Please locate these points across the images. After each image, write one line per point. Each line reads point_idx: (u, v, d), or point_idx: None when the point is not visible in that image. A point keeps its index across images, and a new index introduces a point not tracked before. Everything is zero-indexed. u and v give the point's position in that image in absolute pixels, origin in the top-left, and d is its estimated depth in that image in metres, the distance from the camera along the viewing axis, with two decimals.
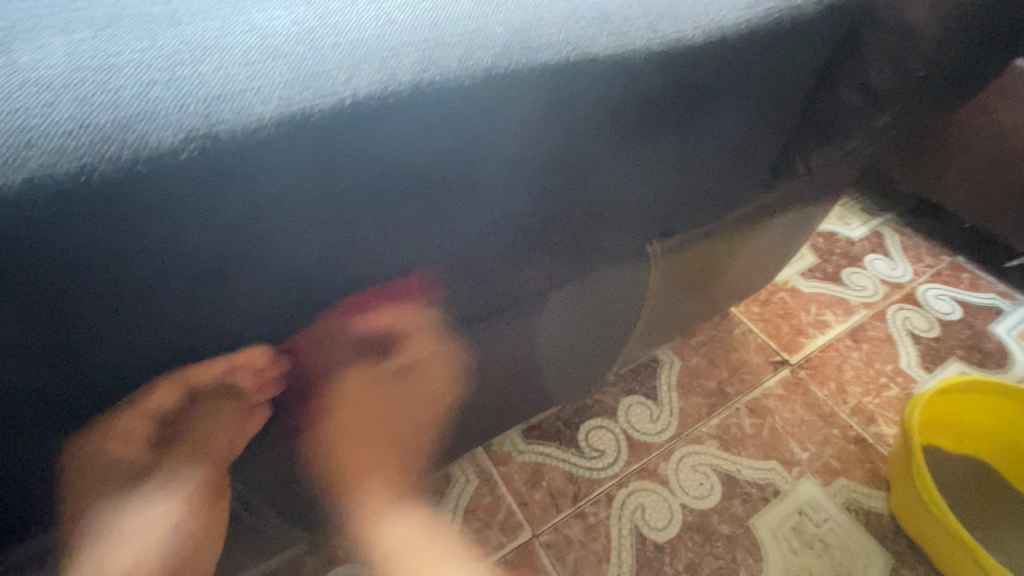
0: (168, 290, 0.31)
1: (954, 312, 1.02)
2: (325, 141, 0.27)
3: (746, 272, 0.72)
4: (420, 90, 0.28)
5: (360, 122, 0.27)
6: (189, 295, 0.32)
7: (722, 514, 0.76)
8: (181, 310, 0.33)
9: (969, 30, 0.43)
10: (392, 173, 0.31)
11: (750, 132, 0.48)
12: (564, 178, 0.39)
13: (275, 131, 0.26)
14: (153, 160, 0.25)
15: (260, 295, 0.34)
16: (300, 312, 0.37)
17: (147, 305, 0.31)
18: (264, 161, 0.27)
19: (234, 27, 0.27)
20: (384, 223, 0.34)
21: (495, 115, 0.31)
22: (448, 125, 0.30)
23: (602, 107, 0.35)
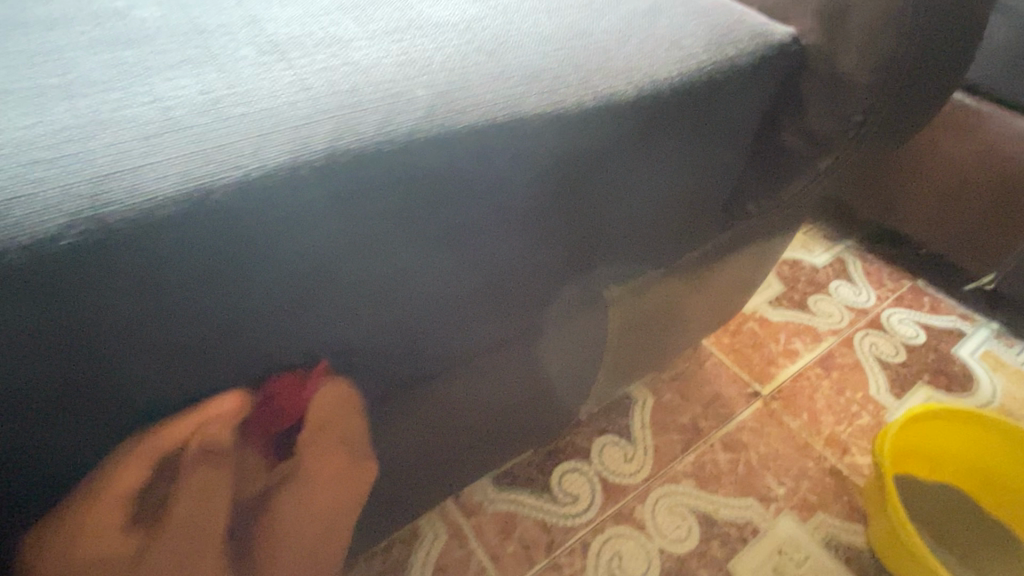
0: (100, 381, 0.29)
1: (918, 335, 1.04)
2: (231, 217, 0.26)
3: (711, 308, 0.72)
4: (333, 159, 0.27)
5: (270, 195, 0.26)
6: (117, 384, 0.30)
7: (701, 558, 0.74)
8: (116, 400, 0.31)
9: (898, 78, 0.45)
10: (315, 250, 0.29)
11: (700, 177, 0.48)
12: (510, 235, 0.38)
13: (175, 211, 0.25)
14: (33, 248, 0.23)
15: (185, 378, 0.32)
16: (233, 391, 0.35)
17: (88, 399, 0.30)
18: (164, 243, 0.25)
19: (134, 99, 0.26)
20: (316, 299, 0.32)
21: (421, 180, 0.30)
22: (371, 195, 0.29)
23: (539, 165, 0.34)
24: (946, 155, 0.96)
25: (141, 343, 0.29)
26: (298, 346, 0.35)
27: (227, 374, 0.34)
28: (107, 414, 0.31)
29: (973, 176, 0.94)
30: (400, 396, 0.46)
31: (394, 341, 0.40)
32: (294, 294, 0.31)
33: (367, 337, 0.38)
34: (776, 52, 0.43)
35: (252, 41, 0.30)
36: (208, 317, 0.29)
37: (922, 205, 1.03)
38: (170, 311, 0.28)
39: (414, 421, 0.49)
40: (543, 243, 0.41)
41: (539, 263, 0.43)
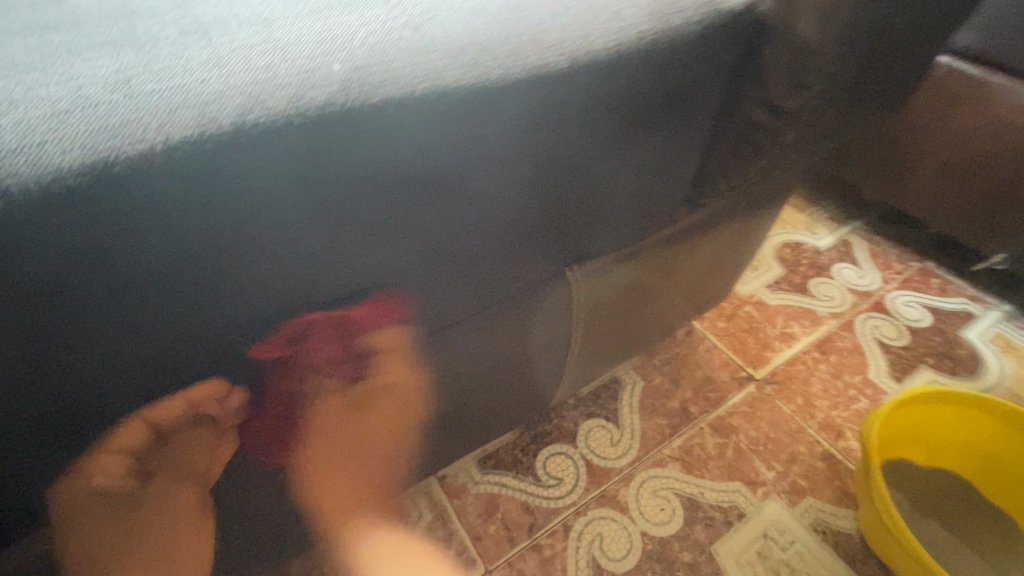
0: (69, 348, 0.31)
1: (923, 318, 1.00)
2: (143, 187, 0.27)
3: (688, 289, 0.73)
4: (243, 130, 0.28)
5: (179, 167, 0.27)
6: (83, 352, 0.32)
7: (684, 541, 0.73)
8: (87, 367, 0.33)
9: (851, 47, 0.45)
10: (230, 221, 0.31)
11: (656, 148, 0.49)
12: (450, 206, 0.40)
13: (83, 183, 0.26)
14: None
15: (132, 350, 0.34)
16: (184, 360, 0.37)
17: (72, 362, 0.32)
18: (77, 216, 0.26)
19: (48, 79, 0.27)
20: (241, 271, 0.34)
21: (336, 152, 0.31)
22: (286, 167, 0.30)
23: (462, 136, 0.36)
24: (950, 129, 0.93)
25: (69, 317, 0.30)
26: (235, 320, 0.37)
27: (166, 346, 0.35)
28: (51, 387, 0.33)
29: (978, 150, 0.90)
30: (368, 368, 0.48)
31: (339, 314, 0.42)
32: (215, 268, 0.32)
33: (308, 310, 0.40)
34: (726, 23, 0.43)
35: (176, 23, 0.31)
36: (129, 290, 0.31)
37: (927, 182, 0.99)
38: (89, 286, 0.29)
39: (385, 395, 0.51)
40: (486, 216, 0.44)
41: (479, 236, 0.45)
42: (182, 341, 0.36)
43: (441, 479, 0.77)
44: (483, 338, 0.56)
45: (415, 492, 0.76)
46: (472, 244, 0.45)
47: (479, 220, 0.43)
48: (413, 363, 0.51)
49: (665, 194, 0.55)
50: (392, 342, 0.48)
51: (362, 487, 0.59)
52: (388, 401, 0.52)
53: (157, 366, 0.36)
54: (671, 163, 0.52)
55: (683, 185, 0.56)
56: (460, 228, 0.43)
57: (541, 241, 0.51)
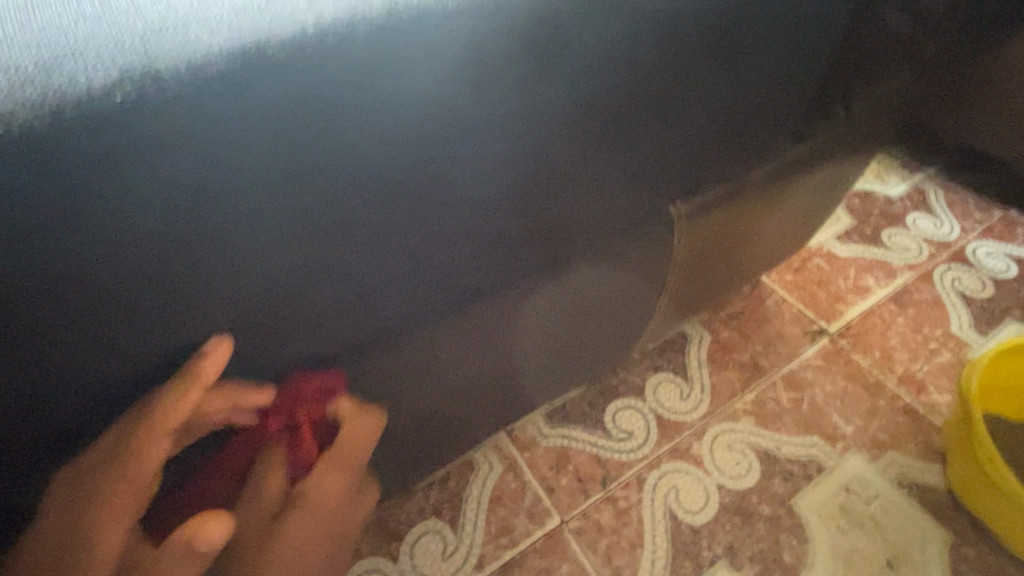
0: (203, 270, 0.30)
1: (1008, 269, 0.94)
2: (287, 77, 0.25)
3: (772, 234, 0.70)
4: (394, 15, 0.26)
5: (323, 53, 0.26)
6: (216, 273, 0.31)
7: (762, 493, 0.71)
8: (220, 292, 0.32)
9: None
10: (365, 125, 0.29)
11: (785, 65, 0.45)
12: (576, 118, 0.37)
13: (229, 66, 0.24)
14: (81, 105, 0.22)
15: (258, 277, 0.33)
16: (304, 295, 0.36)
17: (204, 289, 0.32)
18: (220, 111, 0.25)
19: None
20: (369, 189, 0.32)
21: (476, 45, 0.29)
22: (435, 66, 0.29)
23: (596, 41, 0.33)
24: None
25: (192, 226, 0.28)
26: (351, 249, 0.35)
27: (276, 274, 0.33)
28: (150, 311, 0.31)
29: None
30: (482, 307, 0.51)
31: (448, 249, 0.40)
32: (343, 179, 0.30)
33: (422, 244, 0.38)
34: None
35: None
36: (254, 196, 0.28)
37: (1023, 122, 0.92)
38: (224, 200, 0.28)
39: (490, 332, 0.53)
40: (604, 137, 0.41)
41: (593, 161, 0.42)
42: (283, 270, 0.33)
43: (509, 432, 0.76)
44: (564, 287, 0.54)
45: (485, 445, 0.75)
46: (580, 181, 0.43)
47: (592, 150, 0.41)
48: (518, 302, 0.53)
49: (771, 124, 0.51)
50: (502, 279, 0.49)
51: (456, 421, 0.60)
52: (496, 333, 0.54)
53: (256, 297, 0.34)
54: (787, 84, 0.47)
55: (798, 112, 0.52)
56: (572, 157, 0.40)
57: (645, 178, 0.47)
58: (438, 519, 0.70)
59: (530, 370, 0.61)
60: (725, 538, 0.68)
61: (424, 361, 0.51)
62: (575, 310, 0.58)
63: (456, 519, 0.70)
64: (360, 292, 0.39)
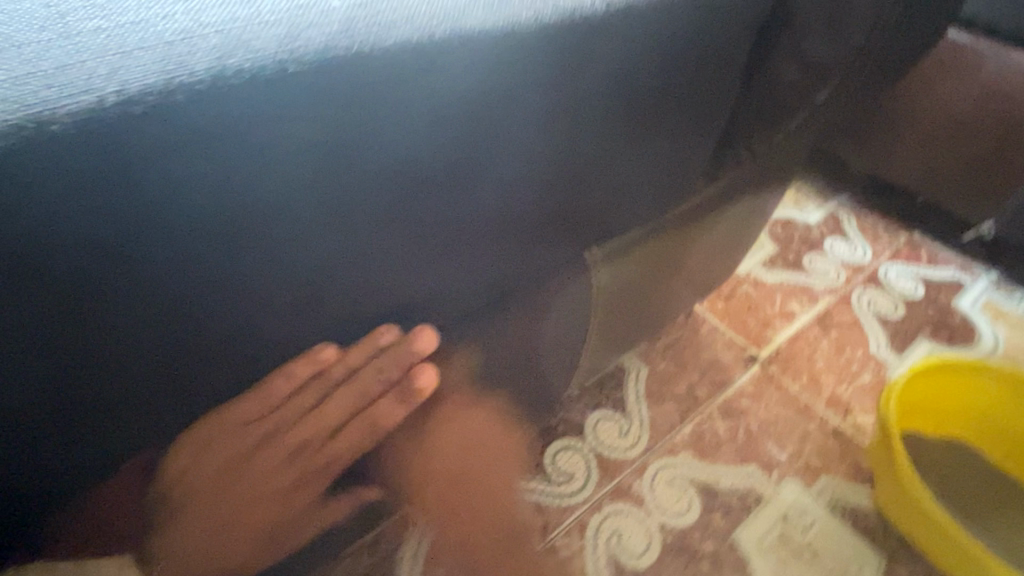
0: (57, 345, 0.29)
1: (916, 289, 1.00)
2: (101, 146, 0.24)
3: (697, 269, 0.71)
4: (224, 78, 0.26)
5: (141, 122, 0.25)
6: (71, 346, 0.29)
7: (704, 530, 0.71)
8: (85, 367, 0.31)
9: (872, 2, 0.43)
10: (215, 181, 0.28)
11: (683, 112, 0.46)
12: (463, 173, 0.37)
13: (25, 144, 0.23)
14: None
15: (123, 348, 0.31)
16: (183, 360, 0.34)
17: (77, 366, 0.30)
18: (25, 183, 0.23)
19: None
20: (238, 243, 0.31)
21: (328, 107, 0.28)
22: (293, 126, 0.28)
23: (473, 101, 0.33)
24: (941, 98, 0.93)
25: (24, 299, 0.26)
26: (228, 302, 0.33)
27: (145, 338, 0.32)
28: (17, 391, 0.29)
29: (969, 117, 0.91)
30: None
31: (350, 304, 0.39)
32: (201, 234, 0.29)
33: (325, 293, 0.37)
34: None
35: None
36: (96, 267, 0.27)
37: (919, 151, 0.99)
38: (61, 275, 0.27)
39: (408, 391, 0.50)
40: (503, 191, 0.40)
41: (496, 214, 0.42)
42: (144, 331, 0.31)
43: None
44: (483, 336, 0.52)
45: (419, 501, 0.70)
46: (492, 230, 0.43)
47: (497, 201, 0.41)
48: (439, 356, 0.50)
49: (682, 165, 0.52)
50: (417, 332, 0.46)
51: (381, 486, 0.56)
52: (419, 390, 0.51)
53: (112, 361, 0.31)
54: (695, 123, 0.49)
55: (703, 157, 0.54)
56: (475, 207, 0.40)
57: (566, 218, 0.47)
58: None
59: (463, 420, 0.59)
60: None
61: None
62: (500, 358, 0.56)
63: None
64: (249, 347, 0.36)
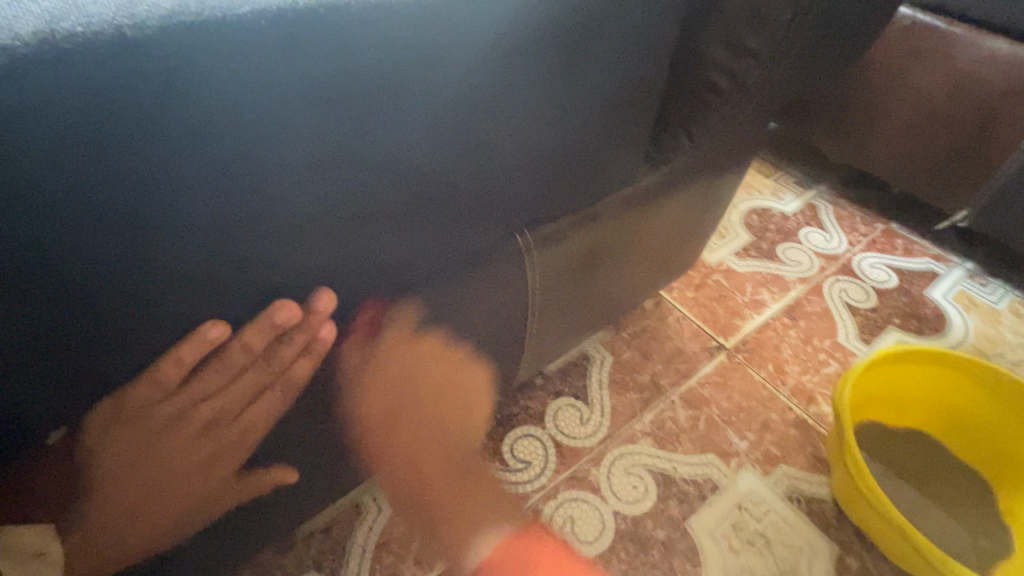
0: None
1: (889, 279, 0.99)
2: None
3: (649, 255, 0.71)
4: (56, 51, 0.23)
5: None
6: None
7: (658, 518, 0.71)
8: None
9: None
10: (79, 162, 0.26)
11: (615, 96, 0.46)
12: (369, 157, 0.35)
13: None
14: None
15: (8, 339, 0.30)
16: (82, 348, 0.33)
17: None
18: None
19: None
20: (118, 227, 0.29)
21: (190, 84, 0.26)
22: (152, 104, 0.26)
23: (369, 79, 0.31)
24: (914, 85, 0.91)
25: None
26: (119, 287, 0.31)
27: (31, 327, 0.30)
28: None
29: (939, 107, 0.90)
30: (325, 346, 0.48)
31: (261, 292, 0.37)
32: (73, 219, 0.27)
33: (230, 282, 0.35)
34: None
35: None
36: None
37: (891, 141, 0.98)
38: None
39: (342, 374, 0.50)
40: (420, 175, 0.38)
41: (416, 199, 0.40)
42: (20, 324, 0.29)
43: None
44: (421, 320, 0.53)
45: (373, 487, 0.71)
46: (413, 214, 0.41)
47: (414, 185, 0.39)
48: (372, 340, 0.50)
49: (619, 148, 0.52)
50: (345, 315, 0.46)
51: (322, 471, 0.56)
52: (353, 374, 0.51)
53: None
54: (627, 106, 0.48)
55: (642, 141, 0.54)
56: (399, 187, 0.38)
57: (502, 201, 0.47)
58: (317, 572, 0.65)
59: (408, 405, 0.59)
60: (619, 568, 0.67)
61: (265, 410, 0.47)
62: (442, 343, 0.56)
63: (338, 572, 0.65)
64: (152, 333, 0.35)
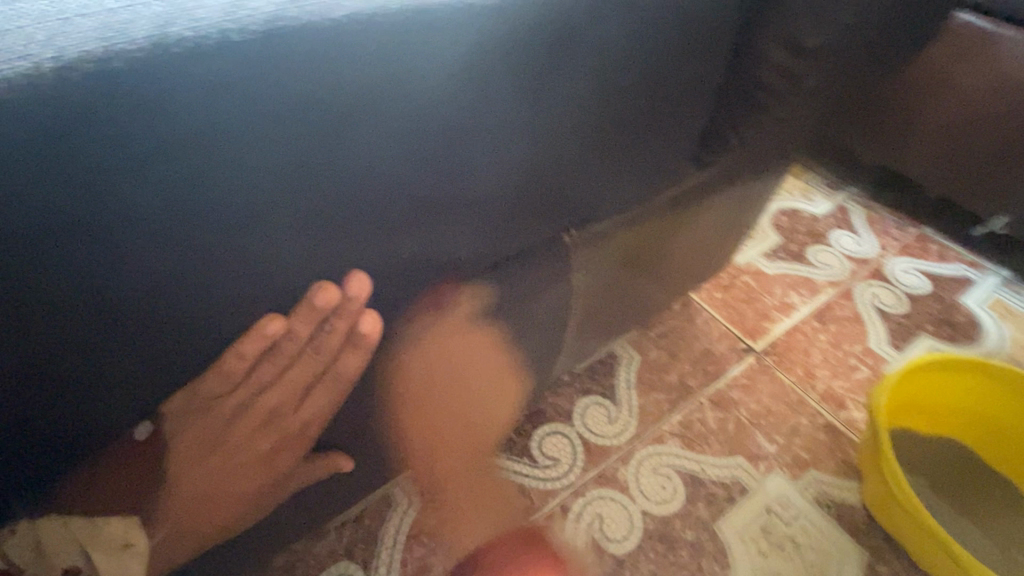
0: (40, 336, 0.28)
1: (922, 285, 0.98)
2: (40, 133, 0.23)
3: (686, 257, 0.71)
4: (167, 53, 0.24)
5: (79, 103, 0.23)
6: (61, 334, 0.29)
7: (686, 518, 0.71)
8: (78, 359, 0.30)
9: None
10: (171, 167, 0.26)
11: (670, 97, 0.46)
12: (438, 156, 0.35)
13: None
14: None
15: (110, 339, 0.31)
16: (169, 345, 0.33)
17: (72, 355, 0.30)
18: None
19: None
20: (191, 239, 0.29)
21: (286, 84, 0.27)
22: (249, 104, 0.26)
23: (446, 79, 0.32)
24: (957, 86, 0.89)
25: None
26: (207, 286, 0.32)
27: (132, 327, 0.31)
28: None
29: (984, 110, 0.88)
30: None
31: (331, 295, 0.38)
32: (130, 239, 0.27)
33: (304, 281, 0.36)
34: None
35: None
36: (66, 257, 0.26)
37: (928, 144, 0.96)
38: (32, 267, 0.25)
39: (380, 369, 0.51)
40: (482, 173, 0.39)
41: (477, 196, 0.41)
42: (124, 323, 0.30)
43: None
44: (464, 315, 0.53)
45: (404, 479, 0.72)
46: (469, 213, 0.42)
47: (474, 185, 0.40)
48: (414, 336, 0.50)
49: (666, 149, 0.52)
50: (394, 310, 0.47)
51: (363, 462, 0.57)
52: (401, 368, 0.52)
53: (101, 352, 0.31)
54: (680, 107, 0.48)
55: (690, 140, 0.54)
56: (430, 200, 0.38)
57: (537, 205, 0.47)
58: (350, 561, 0.66)
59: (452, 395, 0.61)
60: (648, 567, 0.67)
61: None
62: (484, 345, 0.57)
63: (371, 563, 0.66)
64: (209, 339, 0.35)
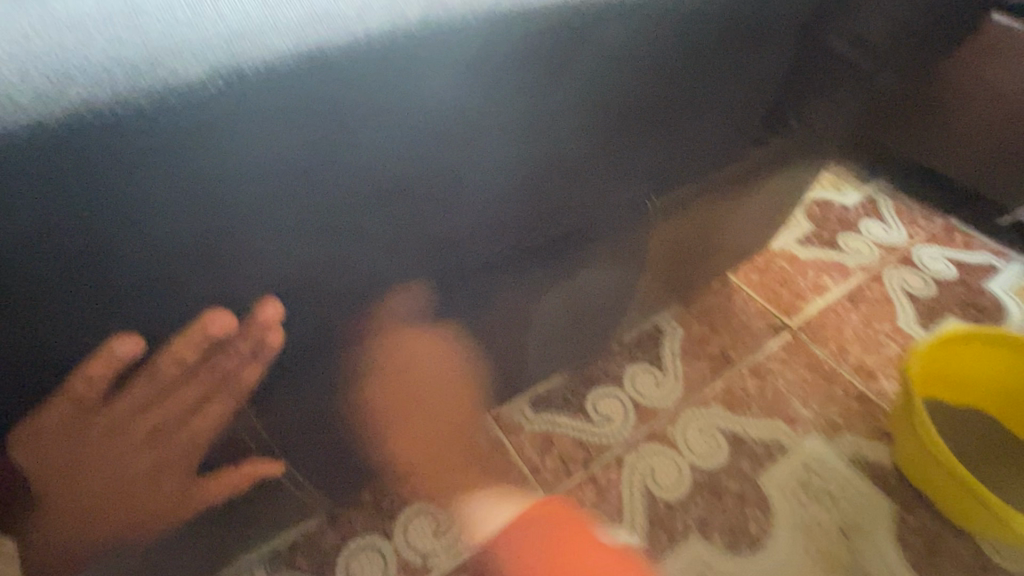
0: (282, 242, 0.36)
1: (948, 271, 1.04)
2: (343, 77, 0.31)
3: (734, 228, 0.81)
4: (430, 24, 0.32)
5: (371, 57, 0.31)
6: (295, 241, 0.37)
7: (731, 471, 0.78)
8: (297, 266, 0.39)
9: None
10: (409, 112, 0.35)
11: (744, 84, 0.54)
12: (568, 121, 0.45)
13: (297, 69, 0.29)
14: (175, 94, 0.27)
15: (321, 252, 0.39)
16: (352, 267, 0.42)
17: (296, 260, 0.38)
18: (290, 98, 0.30)
19: None
20: (399, 172, 0.38)
21: (495, 57, 0.36)
22: (469, 67, 0.35)
23: (594, 58, 0.41)
24: (989, 84, 0.95)
25: (272, 199, 0.34)
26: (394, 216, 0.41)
27: (337, 244, 0.39)
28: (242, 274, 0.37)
29: (1014, 104, 0.93)
30: (474, 290, 0.57)
31: (461, 232, 0.47)
32: (363, 167, 0.36)
33: (450, 221, 0.45)
34: None
35: None
36: (323, 177, 0.35)
37: (958, 137, 1.02)
38: (302, 181, 0.34)
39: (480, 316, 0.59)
40: (592, 139, 0.48)
41: (582, 159, 0.50)
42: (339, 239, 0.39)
43: (496, 418, 0.81)
44: (550, 272, 0.61)
45: (474, 430, 0.79)
46: (571, 176, 0.51)
47: (581, 149, 0.49)
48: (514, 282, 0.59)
49: (733, 129, 0.60)
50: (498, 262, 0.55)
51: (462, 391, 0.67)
52: (501, 313, 0.61)
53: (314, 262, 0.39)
54: (750, 92, 0.56)
55: (753, 124, 0.62)
56: (486, 165, 0.43)
57: (536, 189, 0.49)
58: (428, 498, 0.74)
59: (531, 343, 0.70)
60: (698, 512, 0.74)
61: (425, 340, 0.56)
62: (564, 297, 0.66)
63: (447, 499, 0.74)
64: (378, 264, 0.44)
